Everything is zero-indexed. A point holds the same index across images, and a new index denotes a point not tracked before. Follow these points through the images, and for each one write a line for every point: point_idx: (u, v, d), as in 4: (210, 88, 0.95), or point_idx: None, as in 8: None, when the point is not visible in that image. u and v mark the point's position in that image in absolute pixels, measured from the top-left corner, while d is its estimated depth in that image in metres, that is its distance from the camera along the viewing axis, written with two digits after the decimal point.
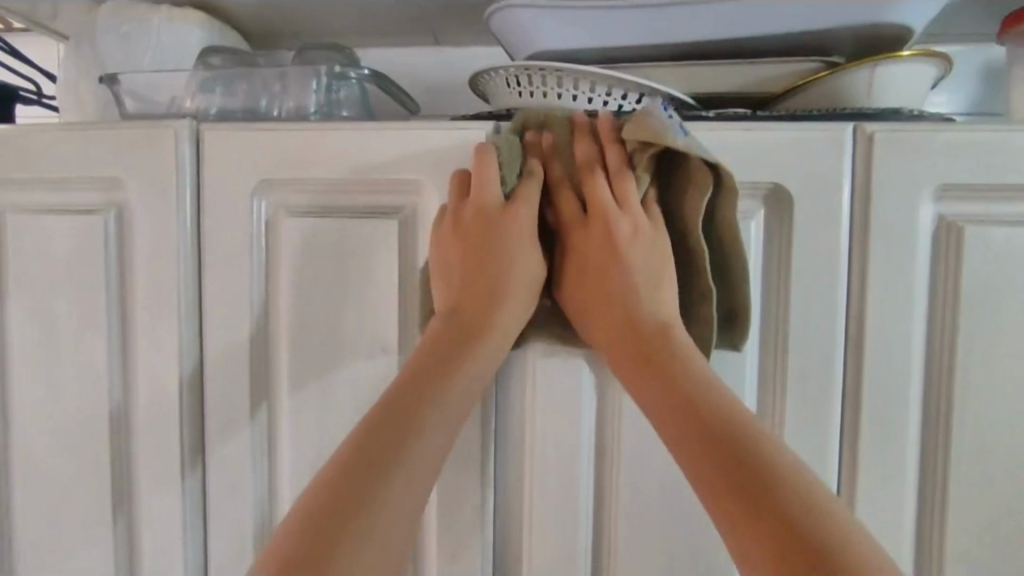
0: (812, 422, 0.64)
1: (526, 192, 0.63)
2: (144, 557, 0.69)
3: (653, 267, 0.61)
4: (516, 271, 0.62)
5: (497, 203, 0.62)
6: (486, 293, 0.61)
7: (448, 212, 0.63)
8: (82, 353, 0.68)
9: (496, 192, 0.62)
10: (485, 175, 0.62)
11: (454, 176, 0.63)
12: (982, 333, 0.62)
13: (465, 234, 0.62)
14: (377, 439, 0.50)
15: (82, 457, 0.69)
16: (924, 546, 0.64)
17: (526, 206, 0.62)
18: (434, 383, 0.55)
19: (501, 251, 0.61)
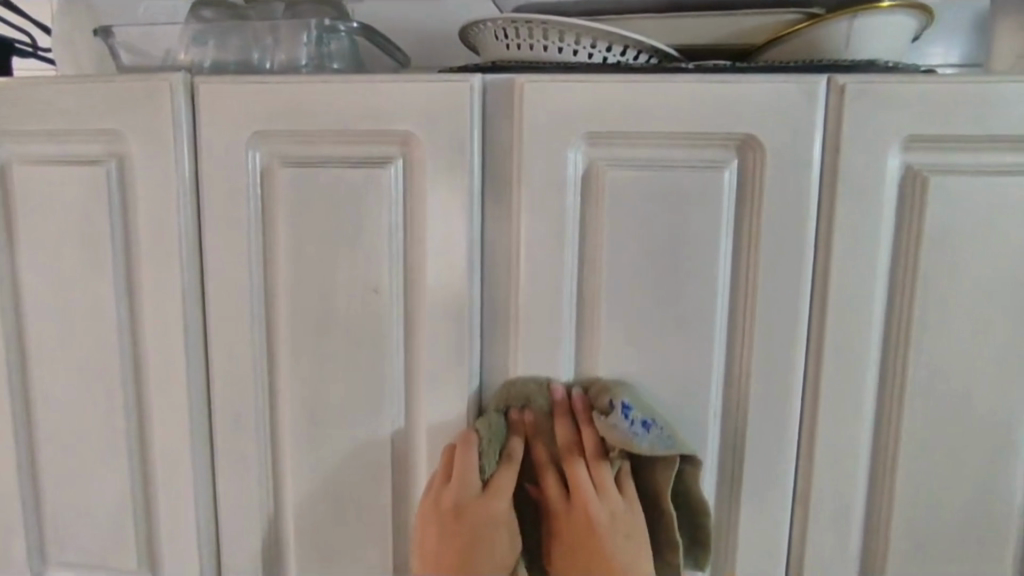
0: (779, 362, 0.68)
1: (502, 482, 0.68)
2: (160, 486, 0.75)
3: (631, 544, 0.66)
4: (497, 553, 0.67)
5: (474, 492, 0.67)
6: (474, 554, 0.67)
7: (432, 491, 0.69)
8: (92, 298, 0.72)
9: (473, 481, 0.67)
10: (465, 470, 0.67)
11: (443, 451, 0.70)
12: (940, 278, 0.65)
13: (446, 518, 0.67)
14: None
15: (97, 395, 0.74)
16: (877, 475, 0.70)
17: (502, 496, 0.67)
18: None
19: (484, 533, 0.67)
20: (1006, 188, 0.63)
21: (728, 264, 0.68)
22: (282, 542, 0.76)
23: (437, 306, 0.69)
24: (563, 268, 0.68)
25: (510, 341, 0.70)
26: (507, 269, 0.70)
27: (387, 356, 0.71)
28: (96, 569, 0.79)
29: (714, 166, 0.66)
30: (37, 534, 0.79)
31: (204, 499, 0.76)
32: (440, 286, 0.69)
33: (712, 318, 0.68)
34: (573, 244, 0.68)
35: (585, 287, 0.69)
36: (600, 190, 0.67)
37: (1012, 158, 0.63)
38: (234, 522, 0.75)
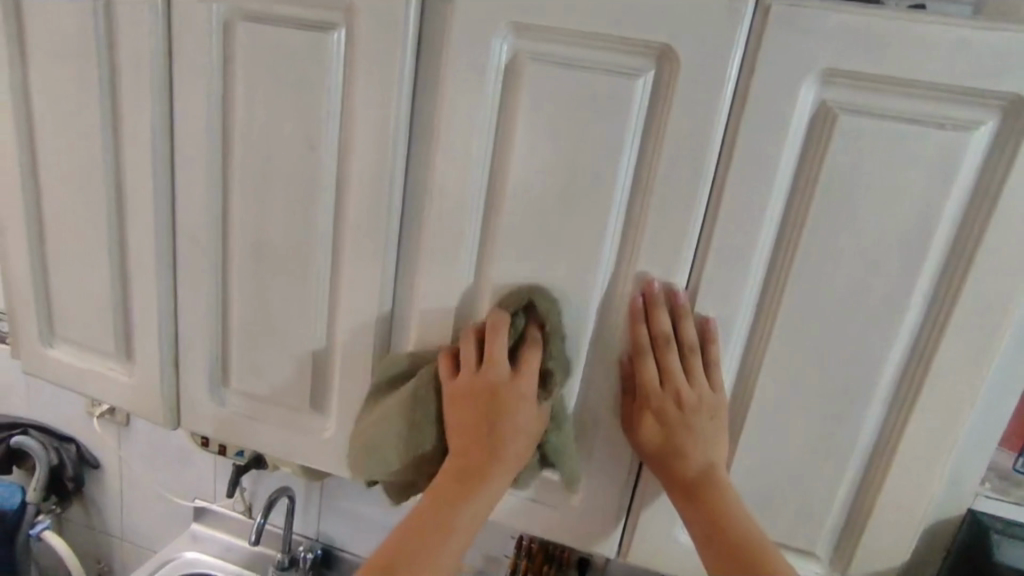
0: (661, 276, 0.72)
1: (528, 360, 0.74)
2: (134, 287, 0.91)
3: (690, 415, 0.72)
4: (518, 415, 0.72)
5: (506, 373, 0.73)
6: (489, 430, 0.72)
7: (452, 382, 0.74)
8: (85, 120, 0.85)
9: (503, 362, 0.73)
10: (494, 343, 0.73)
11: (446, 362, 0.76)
12: (830, 218, 0.66)
13: (476, 394, 0.72)
14: (463, 470, 0.71)
15: (90, 203, 0.89)
16: (738, 393, 0.75)
17: (529, 373, 0.73)
18: (464, 489, 0.70)
19: (503, 420, 0.72)
20: (916, 139, 0.62)
21: (628, 176, 0.70)
22: (226, 355, 0.90)
23: (362, 173, 0.77)
24: (477, 152, 0.73)
25: (424, 217, 0.77)
26: (428, 150, 0.75)
27: (317, 210, 0.80)
28: (89, 349, 0.97)
29: (629, 74, 0.67)
30: (48, 311, 0.98)
31: (166, 308, 0.90)
32: (366, 155, 0.76)
33: (605, 220, 0.71)
34: (486, 133, 0.72)
35: (493, 177, 0.74)
36: (518, 84, 0.70)
37: (936, 109, 0.62)
38: (189, 331, 0.90)
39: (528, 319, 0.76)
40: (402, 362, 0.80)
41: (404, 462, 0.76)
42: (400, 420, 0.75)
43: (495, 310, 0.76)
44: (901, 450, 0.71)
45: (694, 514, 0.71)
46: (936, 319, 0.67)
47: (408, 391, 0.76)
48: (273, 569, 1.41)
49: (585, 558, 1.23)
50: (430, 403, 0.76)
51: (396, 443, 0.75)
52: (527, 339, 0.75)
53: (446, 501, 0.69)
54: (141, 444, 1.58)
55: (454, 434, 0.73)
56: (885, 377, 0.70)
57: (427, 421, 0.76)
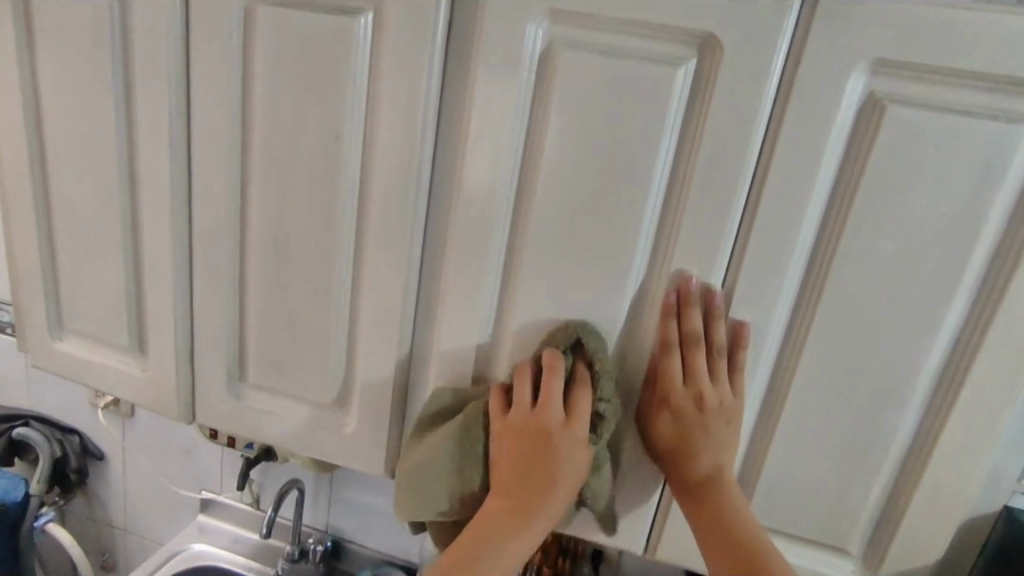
0: (697, 277, 0.70)
1: (579, 399, 0.73)
2: (147, 279, 0.88)
3: (707, 418, 0.72)
4: (567, 464, 0.71)
5: (558, 420, 0.72)
6: (538, 480, 0.71)
7: (499, 419, 0.73)
8: (100, 106, 0.82)
9: (557, 411, 0.72)
10: (549, 387, 0.72)
11: (496, 396, 0.75)
12: (875, 212, 0.64)
13: (521, 439, 0.72)
14: (502, 525, 0.71)
15: (103, 192, 0.86)
16: (773, 389, 0.74)
17: (581, 424, 0.72)
18: (500, 535, 0.70)
19: (552, 456, 0.71)
20: (967, 132, 0.61)
21: (665, 169, 0.68)
22: (243, 349, 0.88)
23: (388, 164, 0.74)
24: (509, 142, 0.70)
25: (452, 210, 0.75)
26: (457, 140, 0.73)
27: (340, 201, 0.77)
28: (100, 342, 0.95)
29: (670, 63, 0.65)
30: (56, 302, 0.96)
31: (181, 301, 0.88)
32: (392, 145, 0.73)
33: (641, 214, 0.69)
34: (519, 123, 0.70)
35: (525, 169, 0.71)
36: (552, 73, 0.67)
37: (988, 100, 0.60)
38: (205, 325, 0.88)
39: (576, 357, 0.75)
40: (453, 393, 0.79)
41: (451, 499, 0.76)
42: (446, 467, 0.75)
43: (547, 348, 0.74)
44: (938, 447, 0.70)
45: (699, 513, 0.73)
46: (978, 318, 0.66)
47: (454, 424, 0.75)
48: (283, 561, 1.38)
49: (597, 549, 1.22)
50: (476, 440, 0.75)
51: (443, 479, 0.75)
52: (576, 378, 0.74)
53: (487, 537, 0.70)
54: (146, 436, 1.56)
55: (497, 489, 0.73)
56: (925, 374, 0.69)
57: (476, 466, 0.75)
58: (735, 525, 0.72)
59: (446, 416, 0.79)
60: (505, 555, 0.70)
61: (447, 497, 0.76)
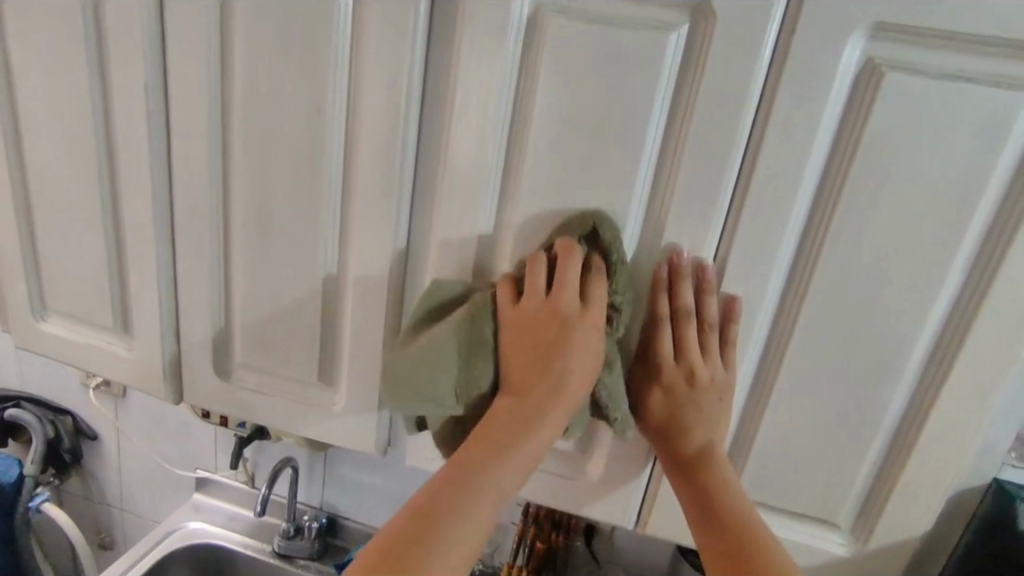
0: (689, 251, 0.69)
1: (597, 292, 0.68)
2: (129, 256, 0.87)
3: (699, 394, 0.71)
4: (575, 365, 0.67)
5: (574, 308, 0.68)
6: (544, 362, 0.67)
7: (505, 311, 0.69)
8: (73, 78, 0.80)
9: (573, 296, 0.68)
10: (566, 267, 0.68)
11: (505, 285, 0.71)
12: (871, 183, 0.63)
13: (536, 316, 0.68)
14: (482, 455, 0.64)
15: (81, 168, 0.84)
16: (765, 363, 0.73)
17: (597, 303, 0.68)
18: (505, 447, 0.64)
19: (569, 342, 0.67)
20: (966, 100, 0.59)
21: (656, 141, 0.66)
22: (230, 328, 0.87)
23: (372, 138, 0.72)
24: (497, 111, 0.68)
25: (438, 181, 0.73)
26: (443, 113, 0.71)
27: (324, 174, 0.75)
28: (85, 321, 0.94)
29: (661, 28, 0.62)
30: (38, 281, 0.94)
31: (166, 279, 0.86)
32: (376, 119, 0.71)
33: (633, 185, 0.68)
34: (506, 95, 0.68)
35: (513, 140, 0.69)
36: (540, 42, 0.65)
37: (988, 66, 0.58)
38: (190, 304, 0.87)
39: (591, 247, 0.70)
40: (455, 285, 0.73)
41: (460, 401, 0.71)
42: (453, 355, 0.69)
43: (559, 237, 0.70)
44: (931, 420, 0.70)
45: (691, 492, 0.73)
46: (973, 291, 0.65)
47: (460, 314, 0.70)
48: (278, 538, 1.39)
49: (590, 525, 1.23)
50: (483, 330, 0.70)
51: (449, 366, 0.69)
52: (591, 267, 0.69)
53: (467, 464, 0.63)
54: (138, 415, 1.55)
55: (515, 332, 0.69)
56: (918, 347, 0.68)
57: (485, 351, 0.70)
58: (725, 503, 0.72)
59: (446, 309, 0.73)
60: (493, 471, 0.63)
61: (455, 395, 0.70)
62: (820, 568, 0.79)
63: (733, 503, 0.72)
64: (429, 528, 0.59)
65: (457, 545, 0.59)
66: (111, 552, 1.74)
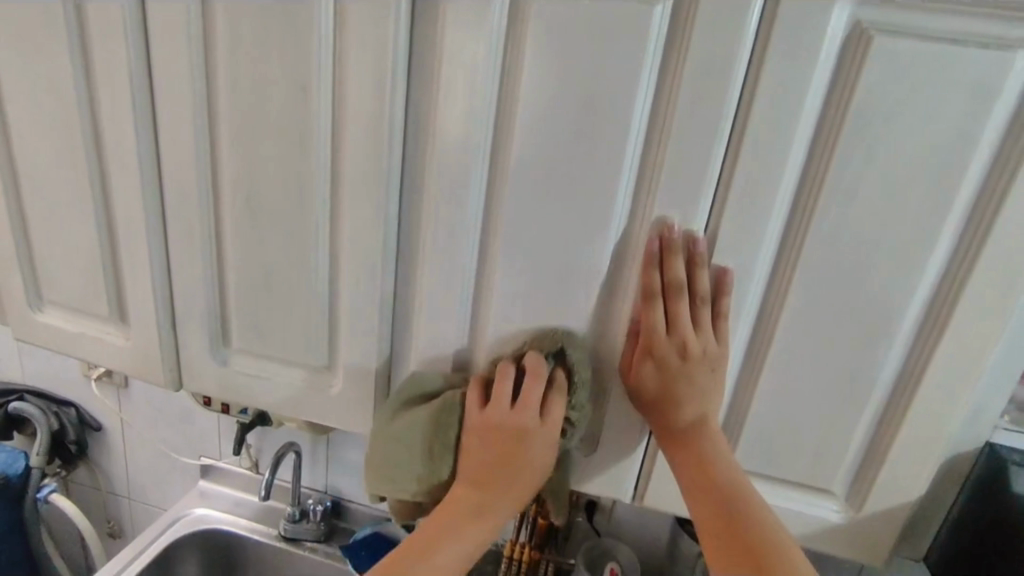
0: (679, 225, 0.69)
1: (557, 399, 0.74)
2: (121, 244, 0.87)
3: (689, 368, 0.71)
4: (532, 461, 0.74)
5: (535, 420, 0.74)
6: (506, 467, 0.74)
7: (471, 419, 0.75)
8: (57, 67, 0.79)
9: (535, 404, 0.73)
10: (527, 397, 0.73)
11: (474, 387, 0.77)
12: (860, 150, 0.63)
13: (489, 436, 0.74)
14: (449, 523, 0.74)
15: (70, 158, 0.84)
16: (757, 333, 0.73)
17: (554, 424, 0.74)
18: (470, 521, 0.74)
19: (528, 450, 0.74)
20: (955, 64, 0.58)
21: (644, 114, 0.66)
22: (225, 314, 0.87)
23: (359, 121, 0.72)
24: (484, 88, 0.68)
25: (427, 160, 0.73)
26: (430, 93, 0.70)
27: (313, 157, 0.75)
28: (81, 312, 0.94)
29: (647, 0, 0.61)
30: (33, 273, 0.94)
31: (159, 267, 0.86)
32: (363, 102, 0.71)
33: (622, 158, 0.67)
34: (492, 72, 0.67)
35: (501, 115, 0.69)
36: (525, 15, 0.64)
37: (977, 27, 0.58)
38: (185, 292, 0.87)
39: (557, 362, 0.76)
40: (437, 381, 0.80)
41: (425, 469, 0.78)
42: (421, 451, 0.77)
43: (532, 351, 0.75)
44: (923, 385, 0.70)
45: (683, 464, 0.74)
46: (964, 256, 0.65)
47: (428, 416, 0.77)
48: (284, 521, 1.41)
49: (592, 500, 1.25)
50: (451, 429, 0.77)
51: (411, 468, 0.78)
52: (554, 384, 0.75)
53: (450, 524, 0.74)
54: (141, 405, 1.56)
55: (470, 463, 0.76)
56: (910, 313, 0.69)
57: (446, 450, 0.77)
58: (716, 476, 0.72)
59: (426, 399, 0.80)
60: (475, 525, 0.74)
61: (416, 481, 0.78)
62: (816, 535, 0.80)
63: (724, 474, 0.73)
64: (442, 531, 0.74)
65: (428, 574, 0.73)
66: (120, 540, 1.76)
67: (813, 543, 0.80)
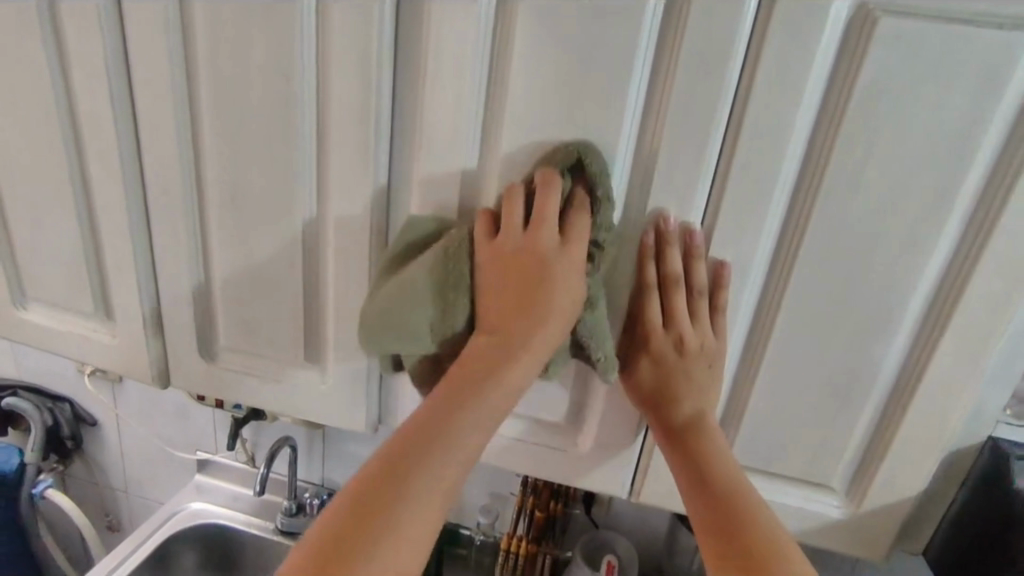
0: (675, 216, 0.67)
1: (579, 230, 0.65)
2: (104, 240, 0.84)
3: (687, 362, 0.70)
4: (558, 294, 0.64)
5: (553, 243, 0.65)
6: (532, 278, 0.64)
7: (482, 248, 0.66)
8: (31, 57, 0.76)
9: (552, 232, 0.65)
10: (546, 205, 0.64)
11: (482, 218, 0.68)
12: (862, 138, 0.60)
13: (503, 265, 0.65)
14: (444, 413, 0.60)
15: (49, 152, 0.81)
16: (756, 326, 0.71)
17: (579, 245, 0.65)
18: (469, 397, 0.61)
19: (551, 272, 0.64)
20: (963, 47, 0.56)
21: (638, 103, 0.64)
22: (212, 310, 0.85)
23: (345, 110, 0.69)
24: (473, 74, 0.65)
25: (415, 149, 0.70)
26: (417, 81, 0.67)
27: (298, 148, 0.73)
28: (67, 309, 0.92)
29: None
30: (16, 270, 0.92)
31: (144, 263, 0.84)
32: (348, 90, 0.68)
33: (616, 147, 0.65)
34: (481, 58, 0.65)
35: (491, 103, 0.67)
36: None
37: (987, 8, 0.55)
38: (171, 287, 0.85)
39: (575, 179, 0.67)
40: (427, 225, 0.71)
41: (434, 339, 0.68)
42: (427, 292, 0.67)
43: (540, 167, 0.66)
44: (926, 379, 0.69)
45: (679, 458, 0.72)
46: (970, 247, 0.63)
47: (432, 256, 0.67)
48: (280, 515, 1.40)
49: (589, 493, 1.24)
50: (463, 263, 0.67)
51: (419, 295, 0.67)
52: (574, 204, 0.66)
53: (451, 400, 0.61)
54: (135, 399, 1.55)
55: (491, 302, 0.66)
56: (913, 305, 0.67)
57: (460, 291, 0.67)
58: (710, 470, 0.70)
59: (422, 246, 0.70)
60: (492, 388, 0.62)
61: (430, 332, 0.68)
62: (815, 531, 0.78)
63: (719, 469, 0.70)
64: (438, 428, 0.59)
65: (421, 508, 0.55)
66: (118, 534, 1.76)
67: (813, 538, 0.79)
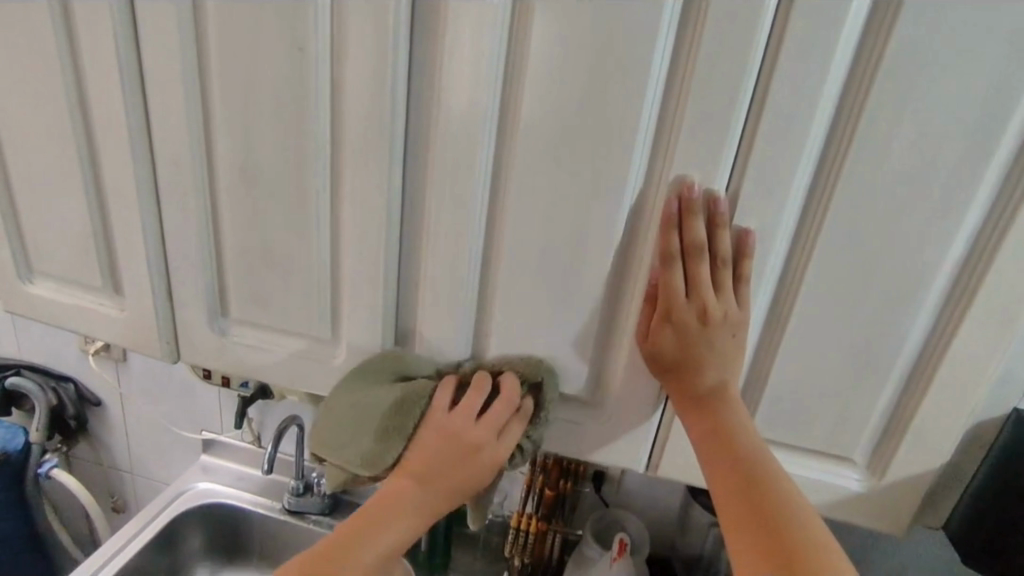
0: (700, 182, 0.65)
1: (512, 431, 0.77)
2: (112, 212, 0.83)
3: (711, 332, 0.69)
4: (481, 468, 0.75)
5: (493, 438, 0.75)
6: (457, 472, 0.75)
7: (435, 407, 0.75)
8: (34, 22, 0.74)
9: (498, 418, 0.75)
10: (495, 407, 0.75)
11: (447, 384, 0.76)
12: (895, 101, 0.59)
13: (442, 440, 0.74)
14: (369, 525, 0.74)
15: (53, 122, 0.79)
16: (778, 296, 0.70)
17: (508, 445, 0.76)
18: (393, 520, 0.74)
19: (473, 471, 0.75)
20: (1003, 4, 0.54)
21: (662, 67, 0.62)
22: (223, 283, 0.84)
23: (359, 75, 0.67)
24: (492, 35, 0.63)
25: (431, 115, 0.68)
26: (433, 43, 0.65)
27: (310, 114, 0.71)
28: (73, 283, 0.91)
29: None
30: (22, 244, 0.91)
31: (152, 236, 0.83)
32: (362, 53, 0.66)
33: (640, 111, 0.63)
34: (500, 18, 0.62)
35: (510, 66, 0.64)
36: None
37: None
38: (180, 260, 0.83)
39: (529, 390, 0.78)
40: (424, 368, 0.79)
41: (360, 465, 0.76)
42: (377, 425, 0.75)
43: (511, 373, 0.77)
44: (951, 350, 0.67)
45: (701, 430, 0.71)
46: (1002, 214, 0.62)
47: (397, 394, 0.75)
48: (288, 495, 1.40)
49: (599, 471, 1.24)
50: (411, 416, 0.75)
51: (369, 428, 0.75)
52: (518, 410, 0.77)
53: (367, 527, 0.74)
54: (140, 380, 1.54)
55: (419, 461, 0.75)
56: (941, 275, 0.65)
57: (399, 436, 0.76)
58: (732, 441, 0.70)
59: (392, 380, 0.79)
60: (402, 522, 0.74)
61: (359, 461, 0.76)
62: (835, 505, 0.78)
63: (741, 440, 0.71)
64: (349, 548, 0.73)
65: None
66: (124, 514, 1.76)
67: (832, 512, 0.79)
